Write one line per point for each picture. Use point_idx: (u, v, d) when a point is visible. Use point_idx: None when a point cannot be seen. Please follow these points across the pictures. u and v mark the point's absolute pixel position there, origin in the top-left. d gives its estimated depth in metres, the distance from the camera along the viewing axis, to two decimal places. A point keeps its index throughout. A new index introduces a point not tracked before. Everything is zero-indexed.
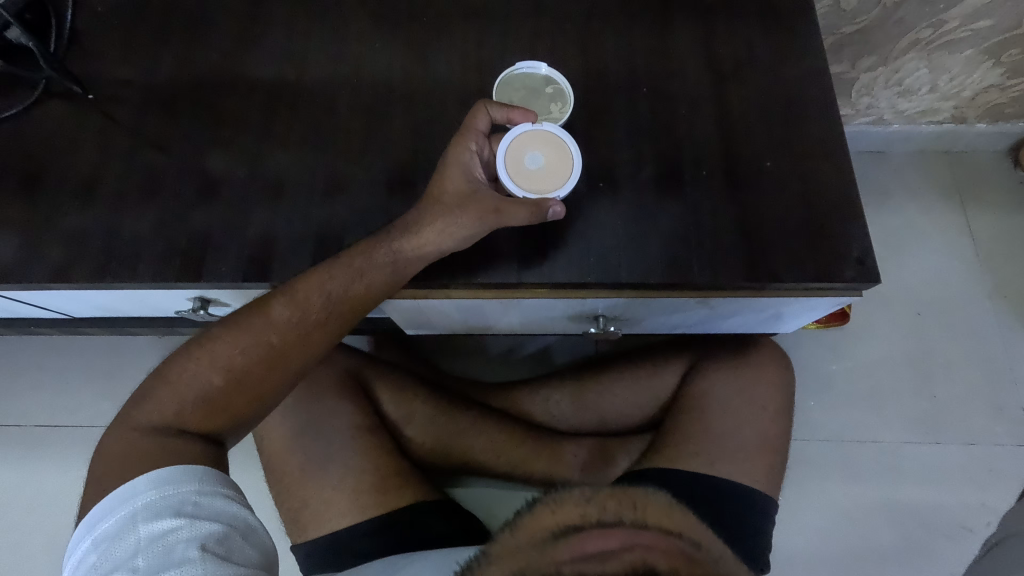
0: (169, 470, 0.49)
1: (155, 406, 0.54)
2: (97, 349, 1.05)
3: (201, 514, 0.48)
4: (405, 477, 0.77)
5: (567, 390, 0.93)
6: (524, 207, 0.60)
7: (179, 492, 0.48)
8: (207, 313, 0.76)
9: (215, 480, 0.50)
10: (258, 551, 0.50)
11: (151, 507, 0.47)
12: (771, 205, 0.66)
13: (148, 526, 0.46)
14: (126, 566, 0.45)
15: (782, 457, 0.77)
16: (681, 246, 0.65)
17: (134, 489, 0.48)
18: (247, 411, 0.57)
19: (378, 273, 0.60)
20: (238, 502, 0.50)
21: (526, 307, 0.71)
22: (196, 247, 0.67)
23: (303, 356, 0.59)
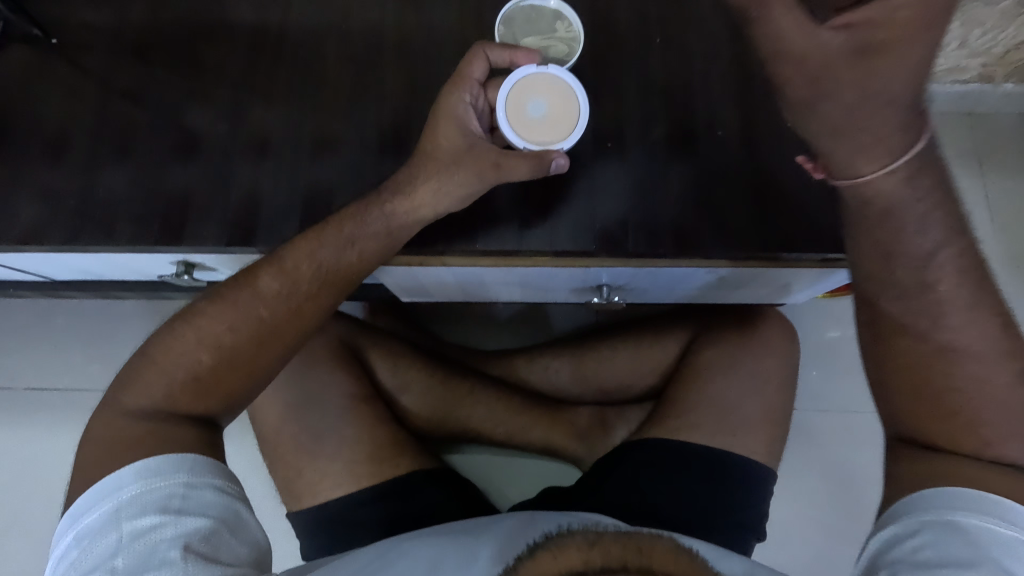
0: (155, 461, 0.45)
1: (144, 389, 0.50)
2: (84, 312, 1.02)
3: (188, 510, 0.44)
4: (401, 445, 0.77)
5: (566, 359, 0.92)
6: (524, 160, 0.56)
7: (165, 485, 0.44)
8: (191, 278, 0.73)
9: (205, 470, 0.46)
10: (249, 548, 0.46)
11: (136, 501, 0.44)
12: (789, 169, 0.62)
13: (131, 523, 0.43)
14: (105, 567, 0.42)
15: (783, 430, 0.76)
16: (692, 213, 0.61)
17: (118, 482, 0.44)
18: (242, 391, 0.52)
19: (370, 240, 0.57)
20: (230, 494, 0.47)
21: (527, 276, 0.68)
22: (176, 210, 0.63)
23: (299, 332, 0.54)
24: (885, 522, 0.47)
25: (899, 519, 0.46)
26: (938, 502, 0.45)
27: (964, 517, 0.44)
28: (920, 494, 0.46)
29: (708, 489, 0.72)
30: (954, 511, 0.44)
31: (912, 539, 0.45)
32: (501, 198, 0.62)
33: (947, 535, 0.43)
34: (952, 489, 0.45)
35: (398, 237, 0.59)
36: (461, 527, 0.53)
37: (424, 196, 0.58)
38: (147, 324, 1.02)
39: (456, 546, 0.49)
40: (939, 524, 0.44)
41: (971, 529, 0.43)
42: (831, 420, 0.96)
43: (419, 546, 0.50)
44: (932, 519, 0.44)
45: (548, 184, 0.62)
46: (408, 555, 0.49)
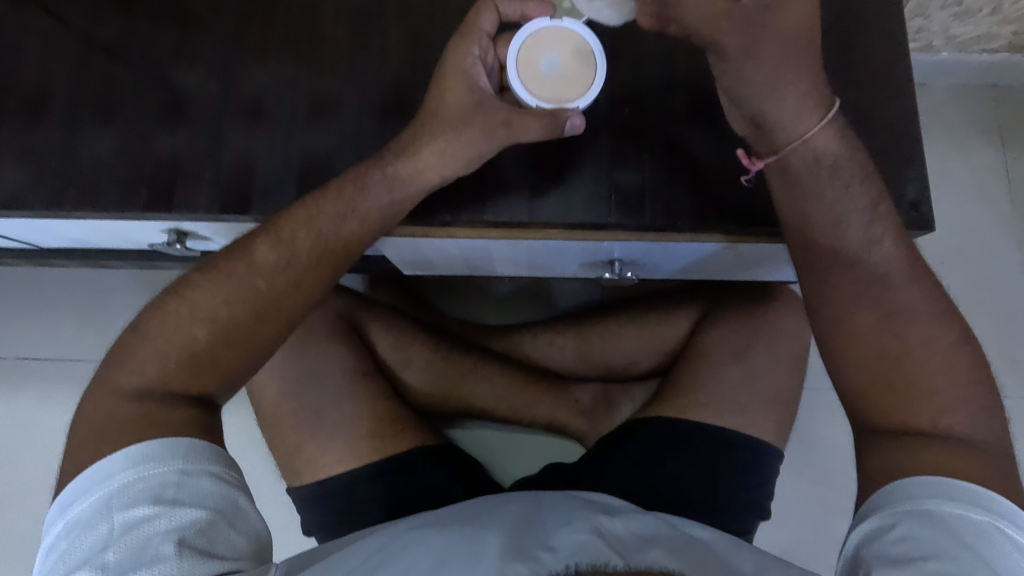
0: (148, 447, 0.43)
1: (136, 365, 0.47)
2: (76, 280, 1.00)
3: (183, 500, 0.42)
4: (403, 421, 0.75)
5: (572, 335, 0.90)
6: (537, 120, 0.53)
7: (158, 473, 0.43)
8: (184, 247, 0.70)
9: (201, 456, 0.45)
10: (247, 539, 0.45)
11: (128, 490, 0.42)
12: None
13: (122, 514, 0.41)
14: (95, 561, 0.40)
15: (793, 410, 0.75)
16: (711, 186, 0.58)
17: (109, 470, 0.43)
18: (239, 367, 0.49)
19: (372, 205, 0.55)
20: (227, 482, 0.45)
21: (536, 250, 0.65)
22: (165, 174, 0.60)
23: (298, 307, 0.52)
24: (862, 517, 0.45)
25: (876, 513, 0.44)
26: (914, 492, 0.43)
27: (938, 506, 0.42)
28: (894, 485, 0.44)
29: (713, 470, 0.70)
30: (928, 501, 0.43)
31: (892, 531, 0.43)
32: (509, 166, 0.59)
33: (923, 524, 0.42)
34: (925, 478, 0.43)
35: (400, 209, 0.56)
36: (467, 510, 0.51)
37: (430, 160, 0.55)
38: (142, 294, 0.99)
39: (463, 538, 0.45)
40: (915, 515, 0.42)
41: (947, 519, 0.41)
42: (828, 396, 0.94)
43: (425, 541, 0.46)
44: (907, 510, 0.43)
45: (560, 151, 0.59)
46: (412, 551, 0.45)
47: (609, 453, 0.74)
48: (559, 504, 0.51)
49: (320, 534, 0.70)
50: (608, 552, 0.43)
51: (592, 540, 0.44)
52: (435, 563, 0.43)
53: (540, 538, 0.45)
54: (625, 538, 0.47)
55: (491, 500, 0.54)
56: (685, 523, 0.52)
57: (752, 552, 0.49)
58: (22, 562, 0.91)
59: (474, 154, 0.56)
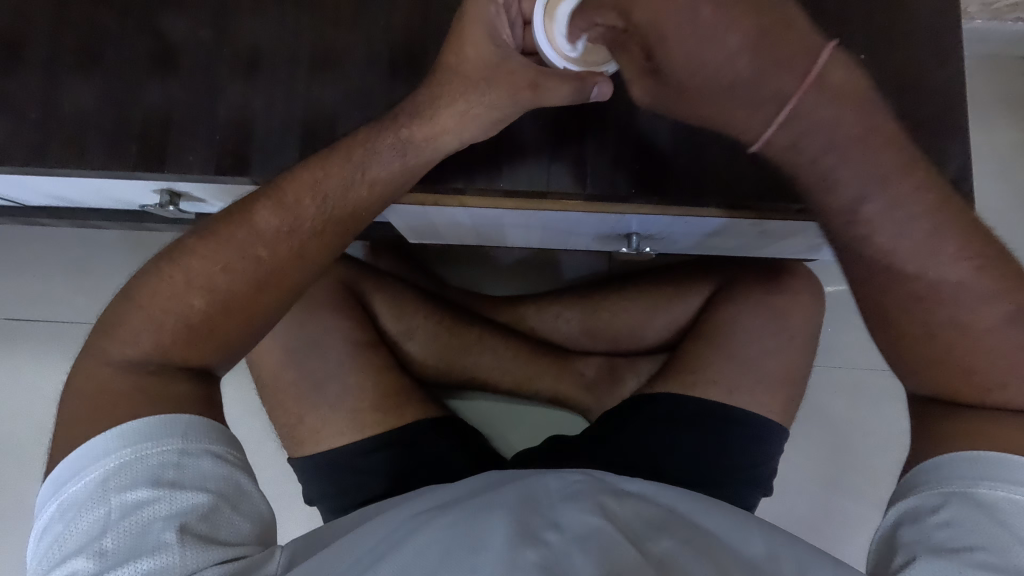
0: (145, 426, 0.41)
1: (130, 337, 0.45)
2: (65, 240, 0.96)
3: (183, 482, 0.41)
4: (406, 394, 0.74)
5: (578, 308, 0.88)
6: (567, 83, 0.49)
7: (156, 453, 0.41)
8: (178, 208, 0.66)
9: (200, 435, 0.43)
10: (252, 521, 0.43)
11: (123, 472, 0.40)
12: None
13: (119, 497, 0.39)
14: (93, 547, 0.38)
15: (802, 390, 0.74)
16: (740, 158, 0.55)
17: (103, 450, 0.41)
18: (241, 339, 0.47)
19: (383, 169, 0.52)
20: (228, 463, 0.43)
21: (551, 220, 0.62)
22: (154, 130, 0.56)
23: (302, 277, 0.49)
24: (906, 492, 0.45)
25: (920, 492, 0.43)
26: (963, 472, 0.42)
27: (990, 489, 0.40)
28: (942, 462, 0.43)
29: (721, 449, 0.70)
30: (978, 483, 0.41)
31: (936, 514, 0.42)
32: (527, 133, 0.56)
33: (971, 508, 0.40)
34: (978, 457, 0.42)
35: (405, 178, 0.53)
36: (476, 489, 0.50)
37: (447, 123, 0.53)
38: (134, 255, 0.96)
39: (471, 521, 0.44)
40: (962, 497, 0.41)
41: (997, 504, 0.40)
42: (879, 380, 0.93)
43: (434, 524, 0.44)
44: (955, 491, 0.41)
45: (583, 119, 0.57)
46: (421, 534, 0.43)
47: (614, 427, 0.73)
48: (566, 481, 0.50)
49: (322, 502, 0.70)
50: (620, 539, 0.42)
51: (604, 526, 0.43)
52: (445, 549, 0.41)
53: (547, 516, 0.44)
54: (636, 523, 0.45)
55: (497, 476, 0.53)
56: (697, 507, 0.51)
57: (765, 533, 0.48)
58: (18, 527, 0.89)
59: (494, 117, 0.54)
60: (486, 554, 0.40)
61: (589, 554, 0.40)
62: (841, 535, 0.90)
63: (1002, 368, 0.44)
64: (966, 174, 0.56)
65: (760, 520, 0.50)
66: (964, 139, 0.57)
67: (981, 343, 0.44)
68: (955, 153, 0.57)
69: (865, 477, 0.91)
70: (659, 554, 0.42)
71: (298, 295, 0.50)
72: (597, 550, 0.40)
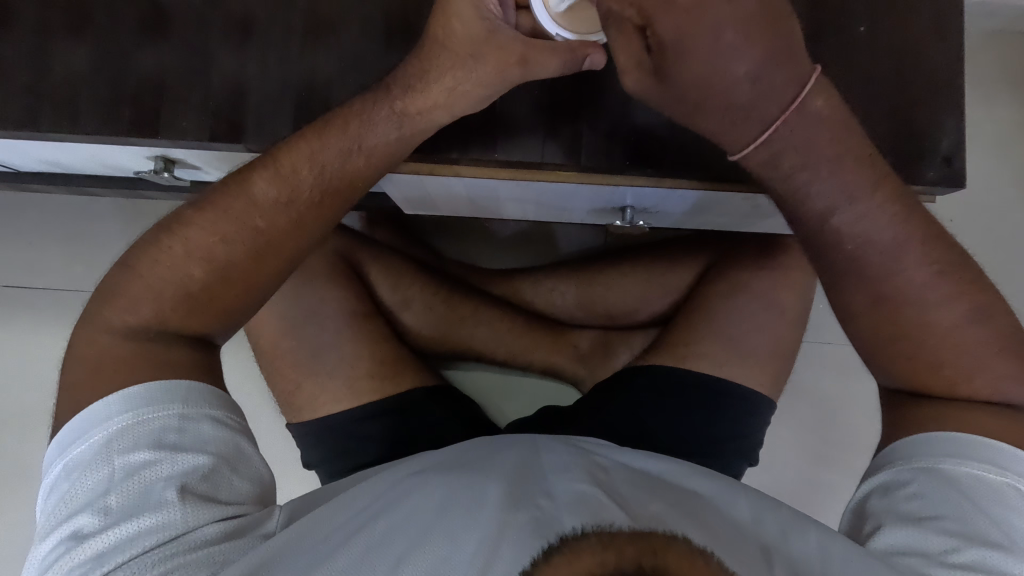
0: (146, 390, 0.43)
1: (128, 304, 0.45)
2: (62, 208, 0.96)
3: (185, 445, 0.42)
4: (402, 363, 0.76)
5: (574, 281, 0.89)
6: (555, 56, 0.49)
7: (158, 417, 0.42)
8: (172, 175, 0.66)
9: (200, 400, 0.44)
10: (251, 483, 0.45)
11: (127, 434, 0.41)
12: (860, 86, 0.58)
13: (123, 458, 0.41)
14: (98, 504, 0.40)
15: (789, 364, 0.75)
16: None
17: (107, 414, 0.42)
18: (240, 307, 0.48)
19: (377, 140, 0.52)
20: (227, 427, 0.44)
21: (547, 192, 0.62)
22: (147, 96, 0.55)
23: (297, 247, 0.49)
24: (879, 467, 0.49)
25: (893, 467, 0.47)
26: (935, 450, 0.45)
27: (957, 465, 0.44)
28: (914, 441, 0.47)
29: (710, 419, 0.71)
30: (946, 459, 0.45)
31: (907, 488, 0.45)
32: (523, 107, 0.57)
33: (938, 482, 0.44)
34: (950, 437, 0.45)
35: (400, 148, 0.53)
36: (469, 453, 0.51)
37: (443, 95, 0.53)
38: (131, 223, 0.96)
39: (464, 484, 0.45)
40: (931, 472, 0.45)
41: (963, 478, 0.44)
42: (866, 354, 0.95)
43: (428, 486, 0.46)
44: (926, 467, 0.45)
45: (579, 95, 0.57)
46: (415, 496, 0.45)
47: (606, 397, 0.74)
48: (556, 448, 0.51)
49: (321, 467, 0.72)
50: (605, 501, 0.43)
51: (591, 490, 0.44)
52: (438, 508, 0.43)
53: (538, 483, 0.45)
54: (622, 486, 0.47)
55: (491, 440, 0.54)
56: (683, 472, 0.52)
57: (748, 496, 0.49)
58: (23, 488, 0.91)
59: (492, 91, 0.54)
60: (477, 516, 0.41)
61: (577, 513, 0.41)
62: (824, 504, 0.92)
63: (975, 346, 0.46)
64: (957, 152, 0.57)
65: (746, 487, 0.51)
66: (957, 115, 0.58)
67: (956, 325, 0.47)
68: (949, 129, 0.58)
69: (849, 449, 0.94)
70: (644, 512, 0.43)
71: (295, 264, 0.50)
72: (583, 509, 0.42)
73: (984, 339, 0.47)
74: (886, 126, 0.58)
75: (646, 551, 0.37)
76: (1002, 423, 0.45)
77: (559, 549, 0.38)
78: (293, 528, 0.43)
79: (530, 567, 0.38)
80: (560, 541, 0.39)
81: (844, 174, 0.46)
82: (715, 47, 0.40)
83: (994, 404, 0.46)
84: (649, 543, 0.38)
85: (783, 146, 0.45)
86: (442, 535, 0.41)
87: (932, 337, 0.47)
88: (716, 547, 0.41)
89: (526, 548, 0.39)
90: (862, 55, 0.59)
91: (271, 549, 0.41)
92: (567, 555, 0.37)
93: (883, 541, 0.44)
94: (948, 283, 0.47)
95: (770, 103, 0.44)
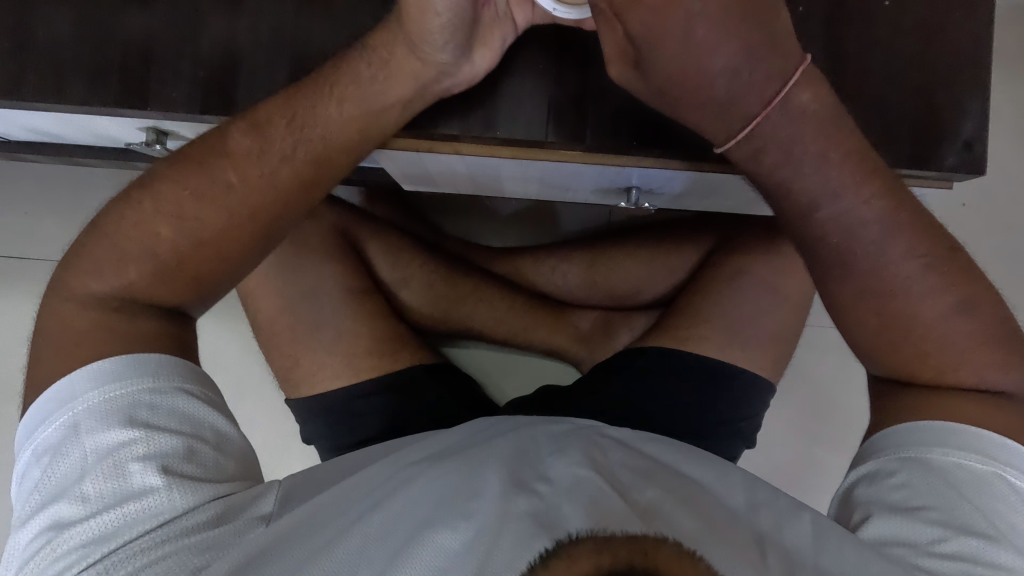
0: (112, 365, 0.42)
1: (101, 270, 0.44)
2: (56, 177, 0.94)
3: (155, 423, 0.42)
4: (401, 341, 0.76)
5: (577, 261, 0.87)
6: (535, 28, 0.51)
7: (124, 394, 0.41)
8: (164, 147, 0.64)
9: (169, 372, 0.43)
10: (232, 459, 0.45)
11: (97, 412, 0.41)
12: (881, 66, 0.56)
13: (92, 438, 0.40)
14: (74, 492, 0.40)
15: (791, 348, 0.74)
16: None
17: (75, 395, 0.41)
18: (217, 275, 0.47)
19: (358, 95, 0.51)
20: (199, 400, 0.44)
21: (550, 171, 0.60)
22: (134, 64, 0.53)
23: (279, 215, 0.48)
24: (866, 457, 0.49)
25: (879, 458, 0.47)
26: (919, 439, 0.45)
27: (942, 454, 0.44)
28: (897, 431, 0.47)
29: (709, 402, 0.71)
30: (932, 449, 0.45)
31: (892, 478, 0.45)
32: (519, 78, 0.56)
33: (924, 471, 0.44)
34: (929, 425, 0.45)
35: (383, 117, 0.53)
36: (465, 438, 0.51)
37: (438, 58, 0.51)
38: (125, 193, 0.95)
39: (459, 471, 0.45)
40: (917, 462, 0.45)
41: (949, 467, 0.44)
42: None
43: (424, 476, 0.45)
44: (911, 457, 0.45)
45: (584, 71, 0.55)
46: (412, 484, 0.44)
47: (604, 378, 0.74)
48: (551, 432, 0.51)
49: (319, 443, 0.72)
50: (604, 486, 0.43)
51: (590, 475, 0.44)
52: (438, 497, 0.43)
53: (535, 468, 0.45)
54: (619, 471, 0.47)
55: (486, 424, 0.54)
56: (679, 457, 0.52)
57: (744, 483, 0.49)
58: None
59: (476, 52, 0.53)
60: (474, 506, 0.41)
61: (576, 502, 0.41)
62: (820, 485, 0.93)
63: (977, 333, 0.46)
64: (979, 136, 0.55)
65: (743, 471, 0.51)
66: (979, 98, 0.56)
67: (962, 311, 0.45)
68: (971, 113, 0.55)
69: (848, 432, 0.94)
70: (640, 500, 0.43)
71: (275, 233, 0.49)
72: (581, 495, 0.42)
73: (990, 329, 0.46)
74: (907, 108, 0.55)
75: (638, 557, 0.35)
76: (1008, 417, 0.45)
77: (555, 553, 0.36)
78: (291, 514, 0.43)
79: (529, 569, 0.36)
80: (557, 545, 0.37)
81: (857, 161, 0.45)
82: (693, 38, 0.41)
83: (998, 395, 0.46)
84: (640, 544, 0.36)
85: (778, 124, 0.44)
86: (440, 521, 0.40)
87: (936, 322, 0.46)
88: (711, 536, 0.41)
89: (528, 543, 0.37)
90: (884, 31, 0.56)
91: (266, 537, 0.41)
92: (565, 560, 0.36)
93: (870, 530, 0.44)
94: (954, 267, 0.46)
95: (752, 99, 0.44)
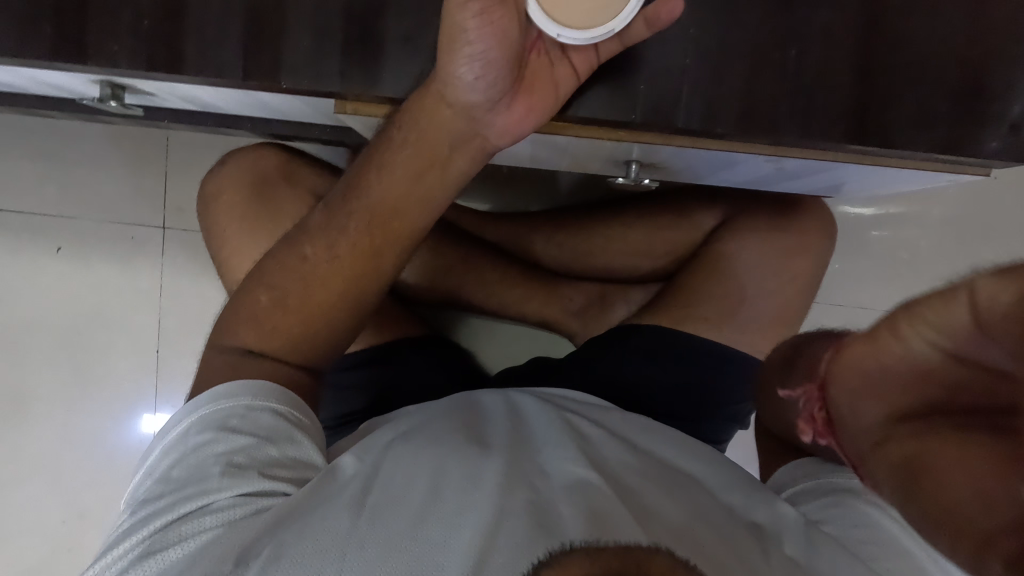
0: (227, 385, 0.46)
1: (229, 317, 0.50)
2: (35, 126, 0.91)
3: (242, 429, 0.44)
4: (386, 312, 0.73)
5: (573, 233, 0.83)
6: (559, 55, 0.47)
7: (229, 405, 0.45)
8: (123, 103, 0.58)
9: (269, 392, 0.46)
10: (301, 473, 0.44)
11: (203, 417, 0.45)
12: (924, 31, 0.49)
13: (193, 438, 0.44)
14: (164, 474, 0.43)
15: (792, 331, 0.71)
16: (759, 90, 0.48)
17: (195, 403, 0.46)
18: (300, 329, 0.49)
19: (404, 161, 0.48)
20: (288, 421, 0.46)
21: (543, 141, 0.55)
22: (71, 8, 0.47)
23: (353, 277, 0.48)
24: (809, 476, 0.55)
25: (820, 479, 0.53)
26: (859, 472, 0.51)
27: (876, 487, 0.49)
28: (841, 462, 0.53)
29: (706, 385, 0.68)
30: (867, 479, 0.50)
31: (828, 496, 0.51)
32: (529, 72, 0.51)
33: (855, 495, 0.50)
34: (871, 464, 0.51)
35: (431, 182, 0.49)
36: (461, 425, 0.49)
37: (451, 96, 0.46)
38: (104, 143, 0.92)
39: (470, 461, 0.43)
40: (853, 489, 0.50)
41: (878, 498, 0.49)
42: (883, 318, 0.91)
43: (429, 465, 0.43)
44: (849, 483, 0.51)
45: None
46: (413, 475, 0.42)
47: (596, 351, 0.70)
48: (548, 418, 0.50)
49: None
50: (609, 496, 0.41)
51: (589, 478, 0.42)
52: (431, 486, 0.41)
53: (535, 471, 0.43)
54: (623, 472, 0.44)
55: (497, 411, 0.52)
56: (680, 453, 0.50)
57: (740, 489, 0.48)
58: (21, 408, 0.93)
59: (515, 94, 0.47)
60: (473, 497, 0.40)
61: (578, 511, 0.38)
62: None
63: None
64: None
65: (740, 476, 0.50)
66: None
67: None
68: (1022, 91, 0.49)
69: None
70: (646, 506, 0.41)
71: (352, 301, 0.49)
72: (582, 502, 0.40)
73: None
74: (950, 79, 0.49)
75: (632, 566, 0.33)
76: None
77: (547, 565, 0.34)
78: (300, 489, 0.42)
79: None
80: (548, 558, 0.34)
81: None
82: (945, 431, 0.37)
83: None
84: (633, 555, 0.32)
85: None
86: (433, 520, 0.38)
87: None
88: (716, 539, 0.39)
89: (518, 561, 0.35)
90: None
91: (262, 527, 0.39)
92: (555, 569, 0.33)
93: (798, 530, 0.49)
94: None
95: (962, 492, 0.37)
